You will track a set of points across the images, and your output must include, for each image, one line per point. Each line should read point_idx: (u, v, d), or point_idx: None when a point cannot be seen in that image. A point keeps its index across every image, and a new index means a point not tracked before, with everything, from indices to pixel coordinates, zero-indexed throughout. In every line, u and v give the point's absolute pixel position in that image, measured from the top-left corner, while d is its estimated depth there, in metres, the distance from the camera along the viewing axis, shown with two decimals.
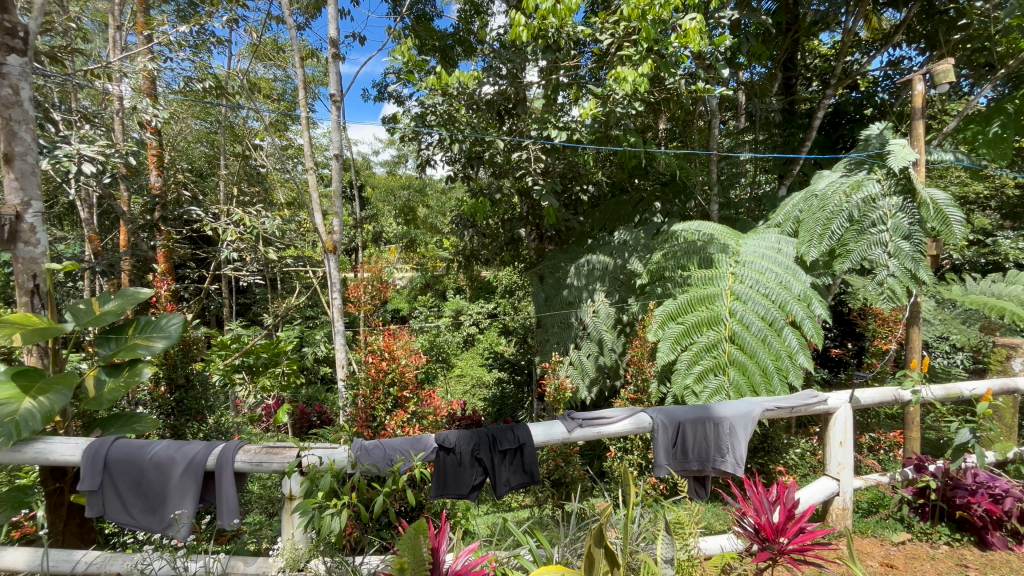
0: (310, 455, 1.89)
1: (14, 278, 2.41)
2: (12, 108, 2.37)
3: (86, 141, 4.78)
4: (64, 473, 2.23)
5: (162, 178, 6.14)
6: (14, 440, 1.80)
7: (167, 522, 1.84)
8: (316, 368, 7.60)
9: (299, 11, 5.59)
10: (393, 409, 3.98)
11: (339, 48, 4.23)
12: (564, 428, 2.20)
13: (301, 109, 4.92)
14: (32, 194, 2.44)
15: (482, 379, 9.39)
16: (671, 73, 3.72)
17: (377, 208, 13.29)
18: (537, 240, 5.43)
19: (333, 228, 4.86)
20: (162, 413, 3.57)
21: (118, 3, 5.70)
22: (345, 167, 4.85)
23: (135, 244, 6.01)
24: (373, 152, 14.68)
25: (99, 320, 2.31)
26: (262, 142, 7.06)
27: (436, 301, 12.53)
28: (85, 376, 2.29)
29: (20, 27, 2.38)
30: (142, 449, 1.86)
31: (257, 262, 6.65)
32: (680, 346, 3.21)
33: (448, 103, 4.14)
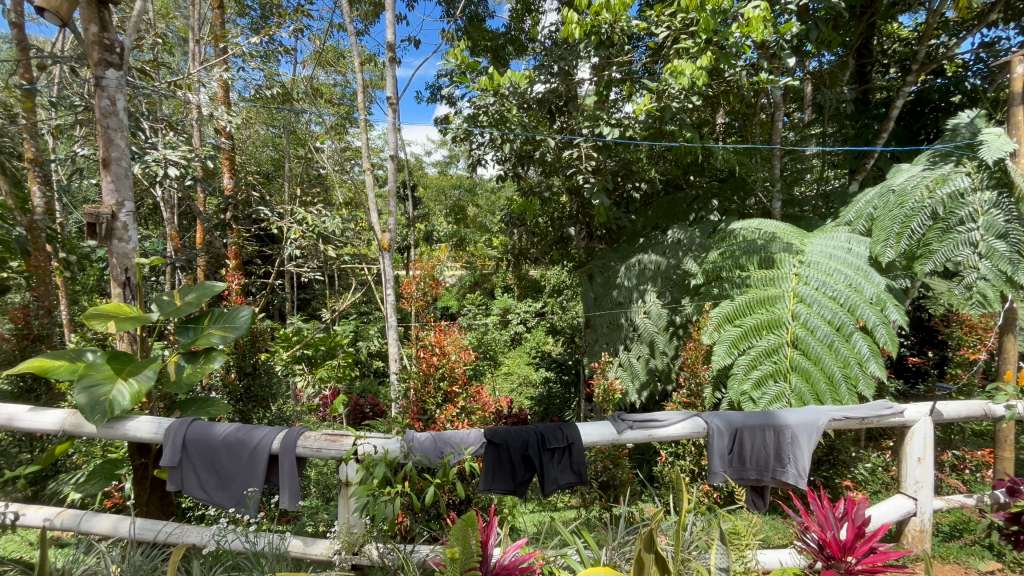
0: (365, 444, 1.96)
1: (109, 272, 2.66)
2: (110, 117, 2.62)
3: (169, 147, 5.22)
4: (148, 450, 2.44)
5: (233, 180, 6.58)
6: (108, 418, 1.99)
7: (236, 500, 1.97)
8: (369, 362, 7.91)
9: (359, 18, 5.82)
10: (443, 404, 4.07)
11: (395, 52, 4.37)
12: (614, 429, 2.16)
13: (360, 112, 5.12)
14: (126, 195, 2.69)
15: (529, 378, 9.41)
16: (731, 65, 3.55)
17: (428, 207, 13.61)
18: (587, 239, 5.34)
19: (388, 227, 5.04)
20: (233, 398, 3.84)
21: (198, 19, 6.18)
22: (400, 167, 5.01)
23: (210, 242, 6.49)
24: (425, 153, 15.04)
25: (181, 311, 2.51)
26: (322, 145, 7.42)
27: (485, 299, 12.68)
28: (167, 362, 2.50)
29: (117, 44, 2.62)
30: (216, 431, 2.01)
31: (318, 259, 6.99)
32: (737, 350, 3.07)
33: (499, 103, 4.13)
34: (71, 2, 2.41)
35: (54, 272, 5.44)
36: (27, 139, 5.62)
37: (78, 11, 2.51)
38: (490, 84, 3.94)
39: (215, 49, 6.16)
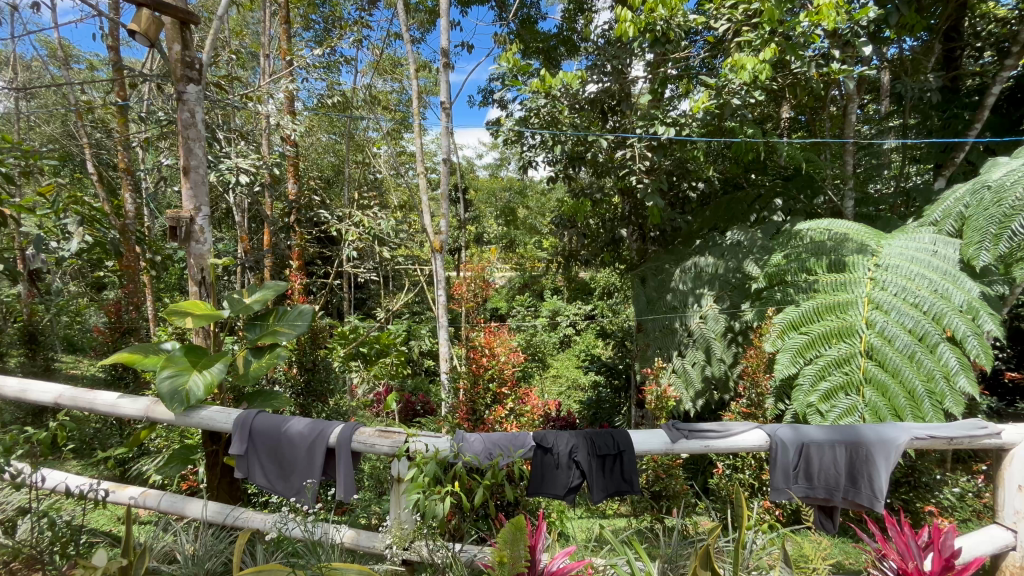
0: (417, 442, 1.99)
1: (187, 271, 2.88)
2: (189, 129, 2.84)
3: (241, 155, 5.60)
4: (219, 438, 2.61)
5: (297, 185, 6.73)
6: (185, 406, 2.15)
7: (296, 490, 2.06)
8: (421, 360, 8.10)
9: (415, 27, 6.01)
10: (492, 405, 4.10)
11: (449, 58, 4.46)
12: (667, 438, 2.08)
13: (414, 118, 5.25)
14: (202, 201, 2.91)
15: (578, 381, 9.30)
16: (798, 56, 3.34)
17: (479, 209, 13.79)
18: (640, 240, 5.14)
19: (440, 229, 5.14)
20: (294, 392, 4.06)
21: (268, 35, 6.59)
22: (452, 170, 5.11)
23: (276, 244, 6.91)
24: (477, 156, 15.26)
25: (248, 308, 2.67)
26: (379, 150, 7.71)
27: (534, 301, 12.68)
28: (237, 356, 2.66)
29: (196, 61, 2.82)
30: (278, 423, 2.11)
31: (374, 261, 7.27)
32: (803, 359, 2.89)
33: (551, 105, 4.13)
34: (160, 25, 2.63)
35: (142, 272, 5.98)
36: (123, 151, 6.22)
37: (164, 32, 2.74)
38: (542, 86, 3.93)
39: (283, 63, 6.54)
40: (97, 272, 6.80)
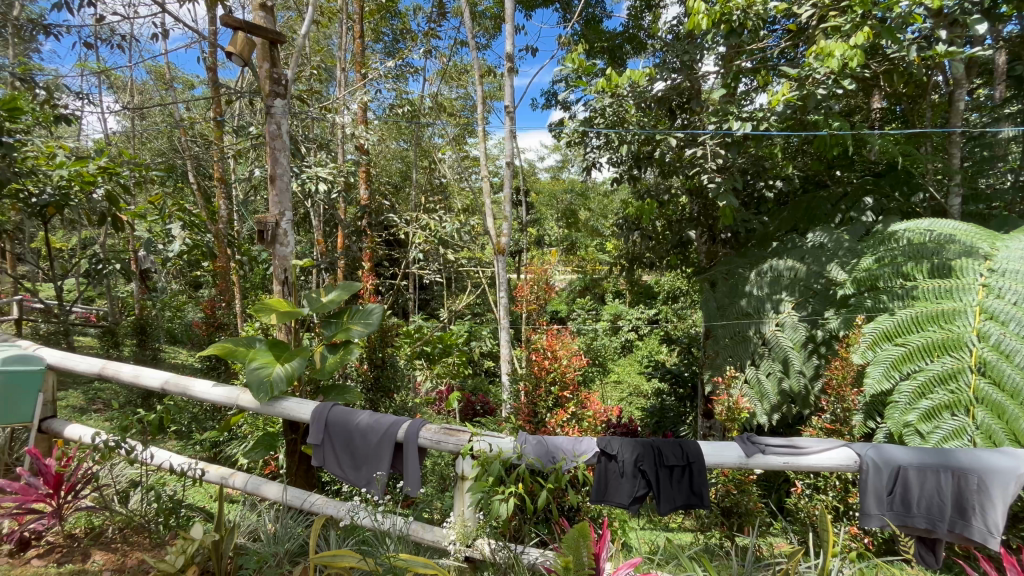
0: (482, 441, 2.01)
1: (272, 272, 3.11)
2: (276, 140, 3.07)
3: (319, 164, 5.99)
4: (298, 428, 2.79)
5: (368, 190, 7.16)
6: (270, 396, 2.33)
7: (366, 480, 2.16)
8: (481, 361, 8.22)
9: (481, 34, 6.15)
10: (554, 408, 4.09)
11: (514, 62, 4.51)
12: (742, 452, 1.96)
13: (478, 122, 5.35)
14: (286, 207, 3.13)
15: (640, 387, 9.04)
16: (896, 40, 3.04)
17: (540, 212, 13.81)
18: (709, 243, 4.93)
19: (502, 231, 5.19)
20: (364, 387, 4.28)
21: (345, 49, 7.00)
22: (515, 174, 5.16)
23: (349, 247, 7.31)
24: (539, 159, 15.32)
25: (325, 307, 2.84)
26: (444, 156, 7.96)
27: (595, 305, 12.50)
28: (314, 351, 2.84)
29: (282, 78, 3.05)
30: (351, 416, 2.22)
31: (438, 262, 7.49)
32: (899, 373, 2.62)
33: (616, 104, 4.06)
34: (252, 46, 2.87)
35: (233, 271, 6.54)
36: (219, 162, 6.87)
37: (256, 52, 2.98)
38: (608, 85, 3.86)
39: (357, 75, 6.94)
40: (195, 271, 7.52)
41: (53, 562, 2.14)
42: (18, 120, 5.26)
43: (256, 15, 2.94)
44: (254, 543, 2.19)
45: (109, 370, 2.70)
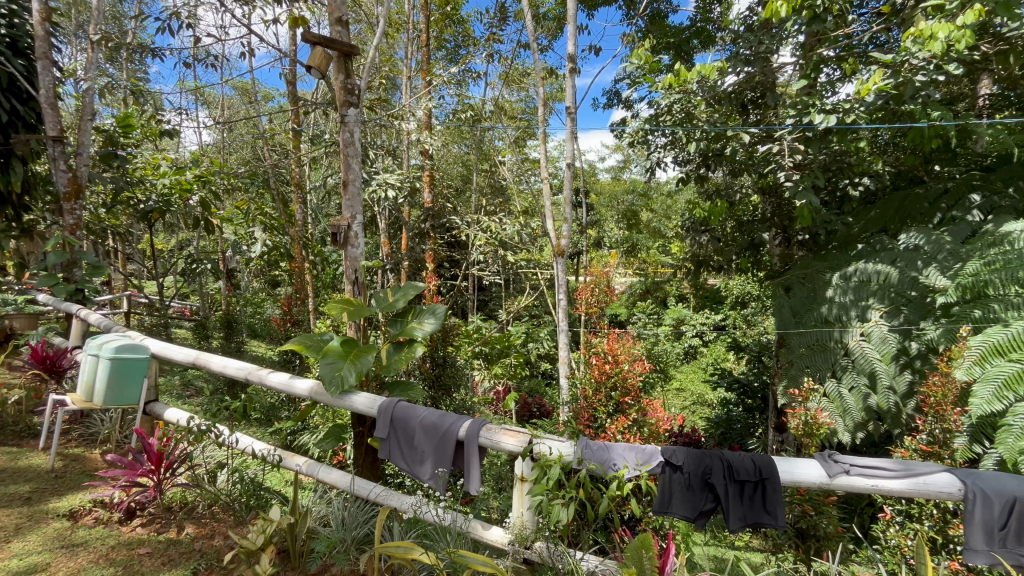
0: (541, 444, 2.00)
1: (344, 272, 3.27)
2: (349, 146, 3.23)
3: (387, 169, 6.27)
4: (365, 421, 2.92)
5: (431, 194, 7.39)
6: (340, 390, 2.45)
7: (428, 476, 2.21)
8: (538, 363, 8.21)
9: (543, 36, 6.15)
10: (614, 413, 4.02)
11: (576, 62, 4.48)
12: (824, 472, 1.82)
13: (539, 124, 5.35)
14: (357, 210, 3.28)
15: (704, 396, 8.65)
16: (1014, 16, 2.69)
17: (600, 213, 13.59)
18: (783, 244, 4.62)
19: (562, 233, 5.16)
20: (426, 384, 4.40)
21: (411, 58, 7.27)
22: (575, 175, 5.12)
23: (413, 248, 7.59)
24: (599, 160, 15.11)
25: (391, 305, 2.94)
26: (504, 158, 8.06)
27: (656, 308, 12.13)
28: (380, 348, 2.95)
29: (355, 88, 3.20)
30: (416, 413, 2.29)
31: (497, 264, 7.59)
32: (1014, 394, 2.33)
33: (684, 100, 3.91)
34: (329, 59, 3.05)
35: (307, 271, 6.99)
36: (297, 169, 7.36)
37: (331, 65, 3.16)
38: (675, 81, 3.72)
39: (422, 82, 7.18)
40: (274, 271, 8.11)
41: (153, 531, 2.37)
42: (130, 135, 5.93)
43: (332, 29, 3.12)
44: (324, 528, 2.32)
45: (202, 359, 2.95)
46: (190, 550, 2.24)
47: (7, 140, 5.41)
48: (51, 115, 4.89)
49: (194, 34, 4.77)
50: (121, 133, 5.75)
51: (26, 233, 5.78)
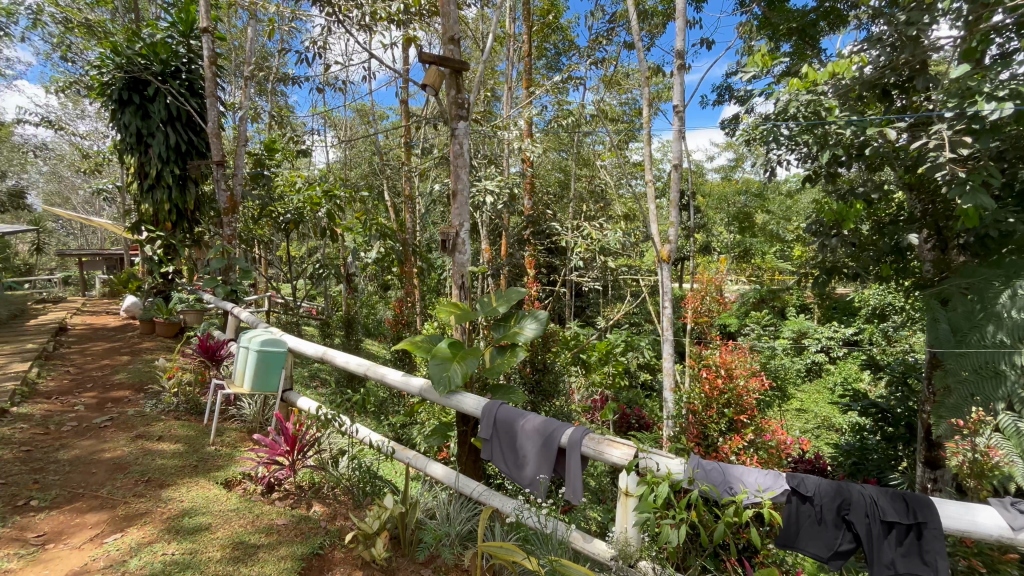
0: (648, 459, 1.90)
1: (451, 277, 3.42)
2: (457, 158, 3.37)
3: (491, 179, 6.51)
4: (469, 421, 3.02)
5: (532, 201, 7.50)
6: (447, 389, 2.56)
7: (530, 481, 2.21)
8: (638, 373, 7.89)
9: (648, 34, 5.99)
10: (728, 432, 4.04)
11: (684, 58, 4.29)
12: (1003, 524, 1.52)
13: (644, 124, 5.15)
14: (464, 219, 3.41)
15: (832, 419, 7.67)
16: None
17: (708, 216, 12.83)
18: (939, 249, 3.94)
19: (667, 237, 4.92)
20: (527, 388, 4.45)
21: (514, 69, 7.47)
22: (683, 176, 4.87)
23: (513, 254, 7.76)
24: (709, 159, 14.34)
25: (495, 309, 3.01)
26: (605, 162, 7.96)
27: (773, 320, 11.10)
28: (484, 351, 3.02)
29: (464, 102, 3.34)
30: (519, 416, 2.30)
31: (597, 270, 7.46)
32: None
33: (812, 91, 3.55)
34: (442, 76, 3.23)
35: (416, 275, 7.47)
36: (408, 180, 7.94)
37: (443, 82, 3.33)
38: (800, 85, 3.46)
39: (524, 92, 7.36)
40: (386, 276, 8.77)
41: (287, 506, 2.67)
42: (274, 156, 6.84)
43: (445, 48, 3.31)
44: (430, 521, 2.43)
45: (328, 355, 3.27)
46: (317, 527, 2.49)
47: (184, 167, 6.55)
48: (215, 144, 5.81)
49: (324, 62, 5.37)
50: (267, 156, 6.67)
51: (196, 243, 6.92)
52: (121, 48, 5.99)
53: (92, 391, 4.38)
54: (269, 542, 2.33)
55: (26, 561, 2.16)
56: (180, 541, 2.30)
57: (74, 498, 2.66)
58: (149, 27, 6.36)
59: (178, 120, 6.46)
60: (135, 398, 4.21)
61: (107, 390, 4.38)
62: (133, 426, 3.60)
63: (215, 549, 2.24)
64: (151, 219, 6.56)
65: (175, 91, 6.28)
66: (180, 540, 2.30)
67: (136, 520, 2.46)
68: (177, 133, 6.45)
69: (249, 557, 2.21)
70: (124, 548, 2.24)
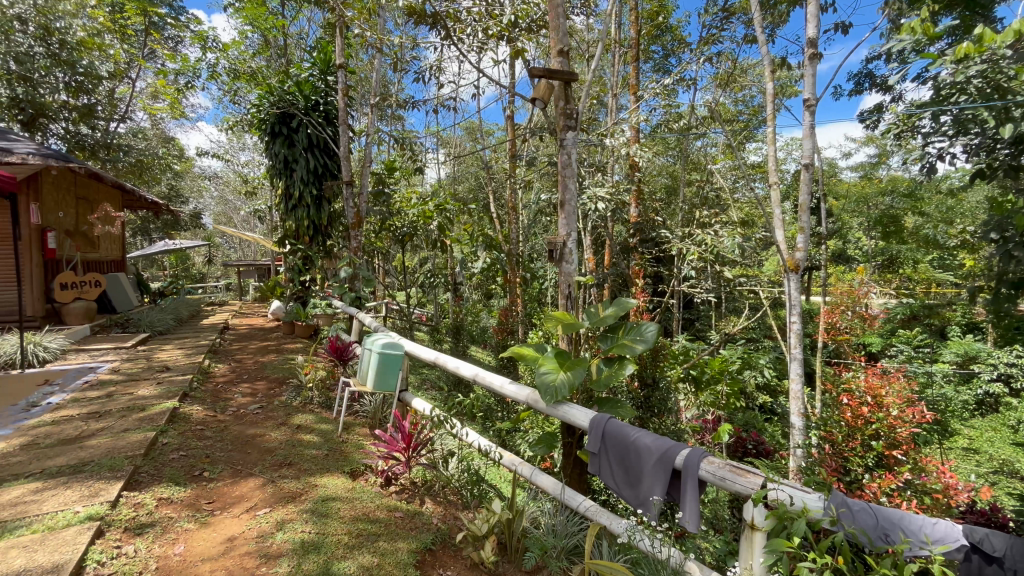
0: (780, 491, 1.68)
1: (559, 287, 3.42)
2: (566, 167, 3.37)
3: (598, 187, 6.45)
4: (574, 433, 2.97)
5: (638, 209, 7.28)
6: (554, 400, 2.54)
7: (642, 500, 2.10)
8: (756, 395, 7.21)
9: (770, 24, 5.53)
10: (875, 469, 3.71)
11: (818, 46, 3.87)
12: None
13: (767, 121, 4.73)
14: (572, 228, 3.39)
15: (1014, 465, 6.31)
16: None
17: (842, 220, 11.42)
18: None
19: (796, 245, 4.43)
20: (635, 404, 4.28)
21: (620, 75, 7.35)
22: (815, 176, 4.36)
23: (618, 264, 7.57)
24: (845, 156, 12.79)
25: (602, 321, 2.90)
26: (719, 165, 7.49)
27: (929, 340, 9.48)
28: (591, 362, 2.95)
29: (573, 112, 3.35)
30: (630, 432, 2.20)
31: (711, 281, 6.97)
32: None
33: (987, 66, 3.02)
34: (552, 89, 3.28)
35: (520, 285, 7.64)
36: (513, 192, 8.17)
37: (553, 95, 3.38)
38: (974, 50, 2.93)
39: (631, 98, 7.20)
40: (490, 285, 9.06)
41: (403, 500, 2.85)
42: (393, 175, 7.47)
43: (554, 61, 3.35)
44: (535, 530, 2.42)
45: (439, 360, 3.43)
46: (429, 524, 2.62)
47: (321, 187, 7.42)
48: (346, 166, 6.51)
49: (441, 86, 5.77)
50: (387, 175, 7.32)
51: (328, 254, 7.76)
52: (275, 89, 7.00)
53: (246, 383, 5.09)
54: (388, 532, 2.50)
55: (200, 523, 2.53)
56: (314, 522, 2.56)
57: (234, 473, 3.10)
58: (296, 69, 7.38)
59: (317, 147, 7.35)
60: (279, 391, 4.81)
61: (258, 383, 5.06)
62: (278, 416, 4.12)
63: (343, 533, 2.46)
64: (294, 234, 7.52)
65: (314, 122, 7.18)
66: (314, 521, 2.56)
67: (282, 499, 2.80)
68: (315, 158, 7.35)
69: (370, 543, 2.39)
70: (273, 522, 2.56)
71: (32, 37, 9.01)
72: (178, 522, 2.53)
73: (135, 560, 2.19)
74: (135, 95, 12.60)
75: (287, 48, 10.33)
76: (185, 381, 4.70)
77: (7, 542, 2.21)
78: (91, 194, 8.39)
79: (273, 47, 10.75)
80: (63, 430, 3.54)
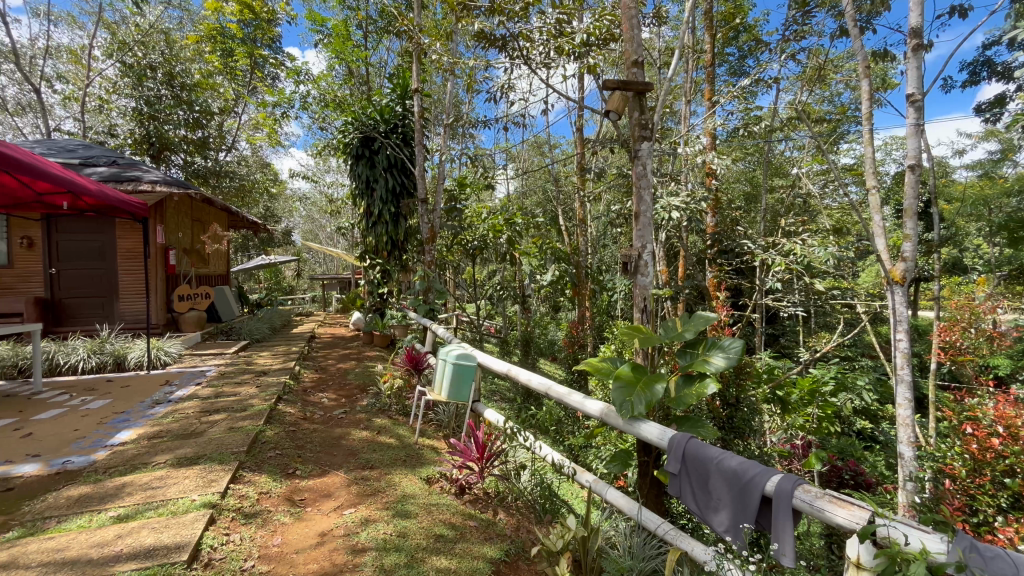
0: (892, 528, 1.51)
1: (633, 300, 3.33)
2: (641, 177, 3.29)
3: (675, 197, 6.23)
4: (650, 451, 2.86)
5: (715, 219, 6.96)
6: (630, 416, 2.46)
7: (728, 528, 1.96)
8: (854, 419, 6.56)
9: (863, 15, 5.11)
10: (1010, 511, 3.22)
11: (923, 36, 3.52)
12: None
13: (863, 119, 4.34)
14: (647, 240, 3.30)
15: None
16: None
17: (956, 225, 10.16)
18: None
19: (900, 254, 4.00)
20: (716, 424, 4.04)
21: (693, 80, 7.11)
22: (922, 178, 3.92)
23: (694, 276, 7.25)
24: (956, 153, 11.43)
25: (681, 336, 2.79)
26: (804, 170, 6.99)
27: None
28: (669, 379, 2.83)
29: (648, 121, 3.28)
30: (713, 454, 2.08)
31: (798, 293, 6.48)
32: None
33: None
34: (626, 100, 3.24)
35: (590, 298, 7.57)
36: (582, 204, 8.13)
37: (626, 106, 3.33)
38: None
39: (705, 103, 6.94)
40: (559, 298, 9.04)
41: (477, 509, 2.89)
42: (464, 192, 7.73)
43: (628, 72, 3.31)
44: (613, 552, 2.35)
45: (512, 372, 3.47)
46: (503, 535, 2.64)
47: (398, 205, 7.84)
48: (421, 183, 6.85)
49: (511, 103, 5.92)
50: (459, 191, 7.58)
51: (404, 268, 8.14)
52: (358, 114, 7.54)
53: (331, 389, 5.44)
54: (464, 539, 2.54)
55: (295, 518, 2.72)
56: (395, 523, 2.66)
57: (322, 473, 3.30)
58: (377, 95, 7.91)
59: (394, 166, 7.80)
60: (360, 396, 5.08)
61: (341, 389, 5.39)
62: (360, 420, 4.36)
63: (422, 536, 2.53)
64: (374, 249, 7.99)
65: (392, 143, 7.65)
66: (395, 522, 2.66)
67: (365, 499, 2.94)
68: (393, 177, 7.80)
69: (448, 549, 2.44)
70: (357, 520, 2.68)
71: (161, 83, 10.41)
72: (276, 515, 2.73)
73: (240, 548, 2.40)
74: (240, 127, 14.13)
75: (368, 76, 11.10)
76: (279, 384, 5.11)
77: (139, 522, 2.51)
78: (203, 216, 9.47)
79: (356, 76, 11.59)
80: (180, 424, 3.97)
